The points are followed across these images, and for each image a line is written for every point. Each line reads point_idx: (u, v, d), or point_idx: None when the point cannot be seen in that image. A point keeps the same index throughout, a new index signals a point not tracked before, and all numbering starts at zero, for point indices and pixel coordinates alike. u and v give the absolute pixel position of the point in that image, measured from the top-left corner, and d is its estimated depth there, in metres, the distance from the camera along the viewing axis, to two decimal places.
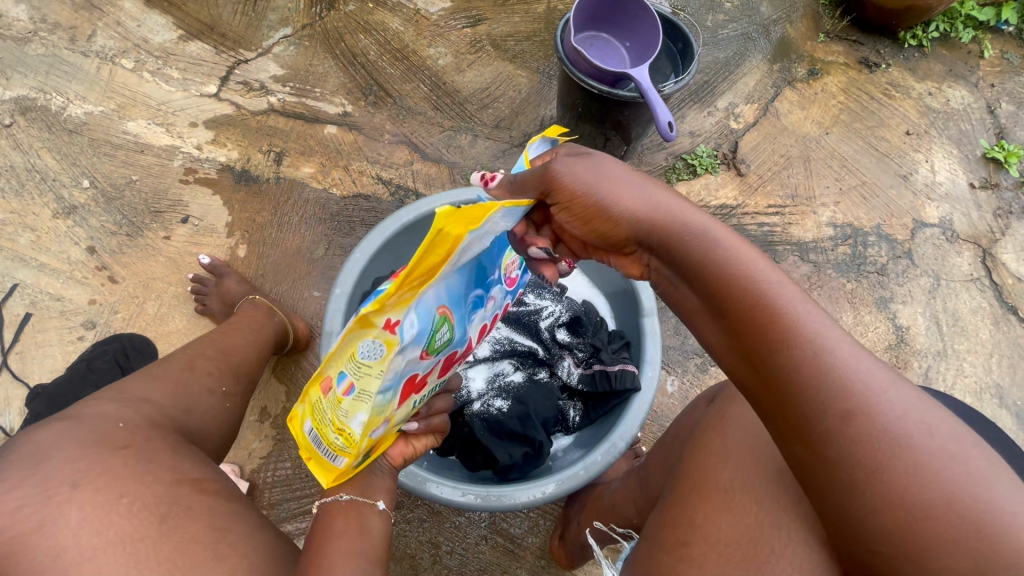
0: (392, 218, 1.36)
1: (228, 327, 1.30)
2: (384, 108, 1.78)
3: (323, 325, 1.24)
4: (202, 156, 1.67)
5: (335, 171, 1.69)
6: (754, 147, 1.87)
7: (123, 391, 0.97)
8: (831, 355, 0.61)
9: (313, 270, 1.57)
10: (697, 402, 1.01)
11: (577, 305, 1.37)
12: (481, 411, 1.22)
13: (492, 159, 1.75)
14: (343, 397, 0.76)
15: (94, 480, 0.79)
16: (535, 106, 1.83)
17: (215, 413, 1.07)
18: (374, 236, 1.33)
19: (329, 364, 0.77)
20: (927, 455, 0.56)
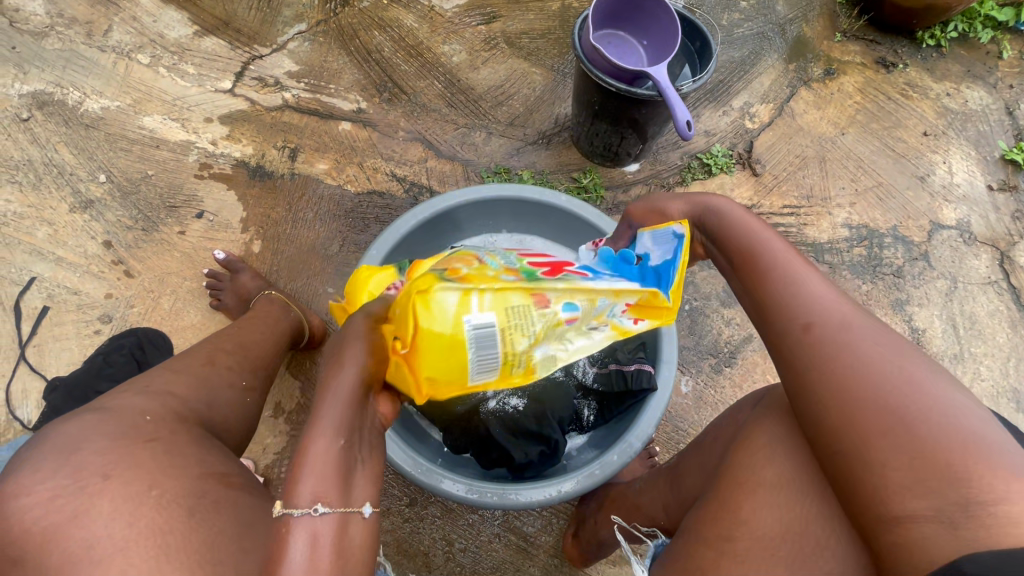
0: (408, 215, 1.36)
1: (244, 321, 1.30)
2: (398, 105, 1.78)
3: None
4: (217, 152, 1.68)
5: (349, 168, 1.69)
6: (769, 147, 1.85)
7: (146, 382, 0.97)
8: (806, 290, 0.76)
9: (328, 266, 1.57)
10: (740, 405, 0.96)
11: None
12: (496, 409, 1.19)
13: (506, 157, 1.75)
14: (562, 327, 0.88)
15: (125, 471, 0.79)
16: (550, 103, 1.82)
17: (237, 406, 1.07)
18: (389, 232, 1.33)
19: (554, 293, 0.87)
20: (892, 377, 0.66)
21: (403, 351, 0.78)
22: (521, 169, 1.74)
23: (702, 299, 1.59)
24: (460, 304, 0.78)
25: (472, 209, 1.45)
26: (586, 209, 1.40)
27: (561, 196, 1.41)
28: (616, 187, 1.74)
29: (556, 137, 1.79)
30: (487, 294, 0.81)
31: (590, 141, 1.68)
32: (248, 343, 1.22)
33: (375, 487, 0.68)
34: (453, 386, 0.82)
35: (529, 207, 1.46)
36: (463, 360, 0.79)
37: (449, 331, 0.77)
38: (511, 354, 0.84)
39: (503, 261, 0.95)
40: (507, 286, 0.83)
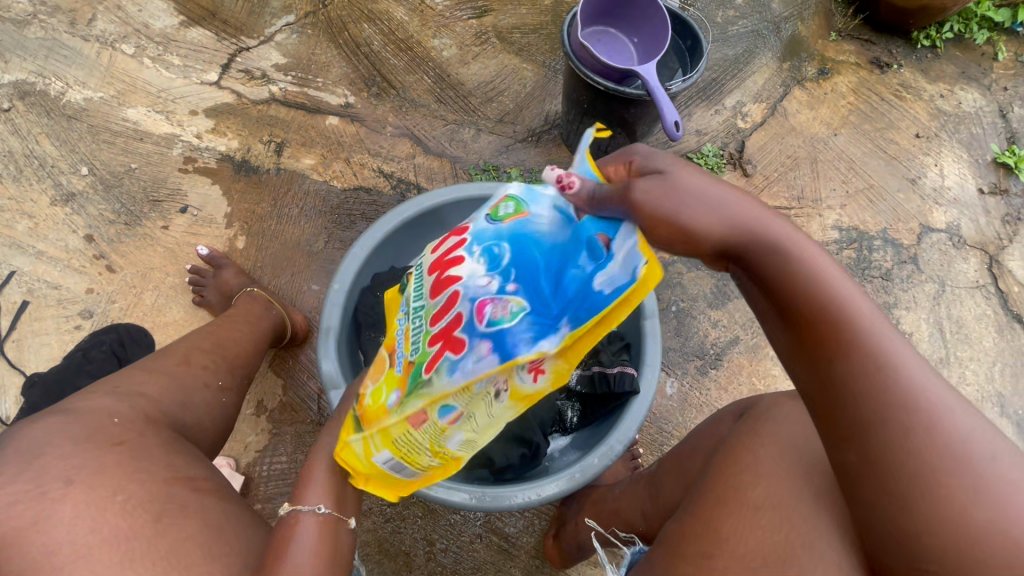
0: (394, 211, 1.34)
1: (225, 319, 1.29)
2: (387, 99, 1.76)
3: (321, 318, 1.22)
4: (202, 145, 1.65)
5: (336, 164, 1.67)
6: (761, 147, 1.84)
7: (118, 382, 0.96)
8: (831, 338, 0.61)
9: (312, 264, 1.55)
10: (719, 417, 0.96)
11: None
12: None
13: (495, 154, 1.73)
14: (450, 428, 0.81)
15: (90, 477, 0.78)
16: (540, 100, 1.80)
17: (213, 407, 1.07)
18: (375, 229, 1.31)
19: (421, 406, 0.80)
20: (932, 454, 0.55)
21: (364, 483, 0.93)
22: (509, 167, 1.72)
23: (689, 301, 1.59)
24: (362, 447, 0.88)
25: (460, 208, 1.43)
26: None
27: None
28: None
29: (546, 135, 1.77)
30: (369, 437, 0.86)
31: (578, 139, 1.67)
32: (227, 343, 1.21)
33: (347, 510, 0.92)
34: (404, 485, 0.92)
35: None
36: (393, 476, 0.90)
37: (372, 470, 0.89)
38: (415, 458, 0.85)
39: (416, 335, 0.84)
40: (378, 425, 0.84)
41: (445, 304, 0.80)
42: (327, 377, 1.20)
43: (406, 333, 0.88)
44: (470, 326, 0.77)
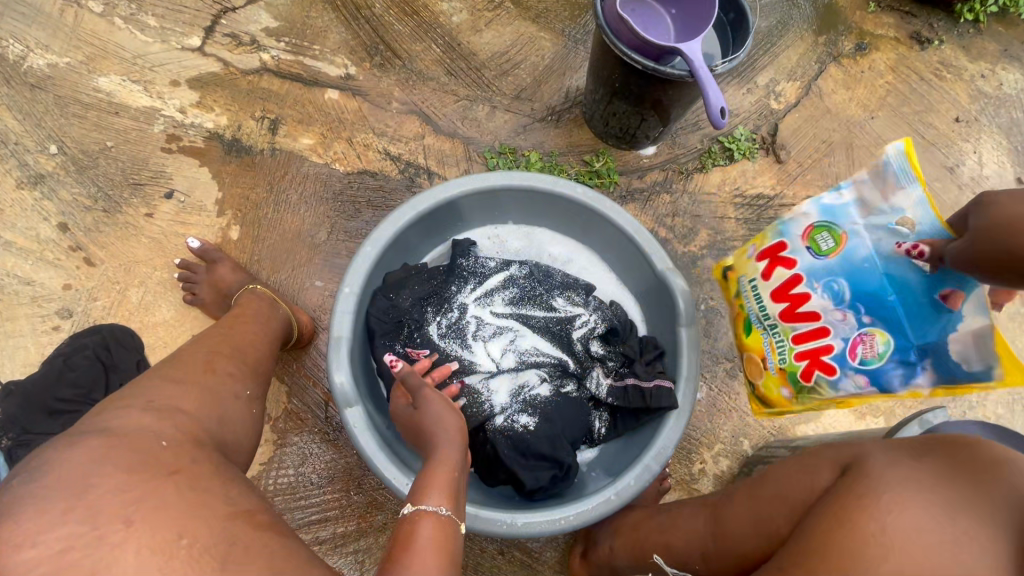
0: (407, 205, 1.21)
1: (231, 320, 1.14)
2: (391, 71, 1.59)
3: (330, 326, 1.11)
4: (186, 122, 1.49)
5: (337, 144, 1.52)
6: (795, 131, 1.72)
7: (148, 396, 0.77)
8: None
9: (314, 257, 1.42)
10: (816, 460, 0.87)
11: (608, 311, 1.25)
12: (504, 427, 1.12)
13: (512, 135, 1.58)
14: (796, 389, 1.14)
15: (151, 515, 0.58)
16: (560, 74, 1.64)
17: (243, 420, 0.89)
18: (387, 224, 1.19)
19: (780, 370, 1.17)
20: None
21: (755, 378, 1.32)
22: (527, 150, 1.58)
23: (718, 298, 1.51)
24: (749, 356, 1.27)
25: (479, 198, 1.30)
26: (603, 203, 1.26)
27: (577, 187, 1.26)
28: (630, 171, 1.59)
29: (567, 113, 1.62)
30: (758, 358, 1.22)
31: (605, 120, 1.52)
32: (245, 347, 1.05)
33: (459, 509, 0.83)
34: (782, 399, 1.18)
35: (543, 198, 1.31)
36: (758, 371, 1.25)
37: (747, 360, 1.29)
38: (755, 369, 1.24)
39: (778, 350, 1.15)
40: (754, 344, 1.23)
41: (811, 336, 1.08)
42: (340, 394, 1.08)
43: (770, 345, 1.18)
44: (841, 356, 1.04)
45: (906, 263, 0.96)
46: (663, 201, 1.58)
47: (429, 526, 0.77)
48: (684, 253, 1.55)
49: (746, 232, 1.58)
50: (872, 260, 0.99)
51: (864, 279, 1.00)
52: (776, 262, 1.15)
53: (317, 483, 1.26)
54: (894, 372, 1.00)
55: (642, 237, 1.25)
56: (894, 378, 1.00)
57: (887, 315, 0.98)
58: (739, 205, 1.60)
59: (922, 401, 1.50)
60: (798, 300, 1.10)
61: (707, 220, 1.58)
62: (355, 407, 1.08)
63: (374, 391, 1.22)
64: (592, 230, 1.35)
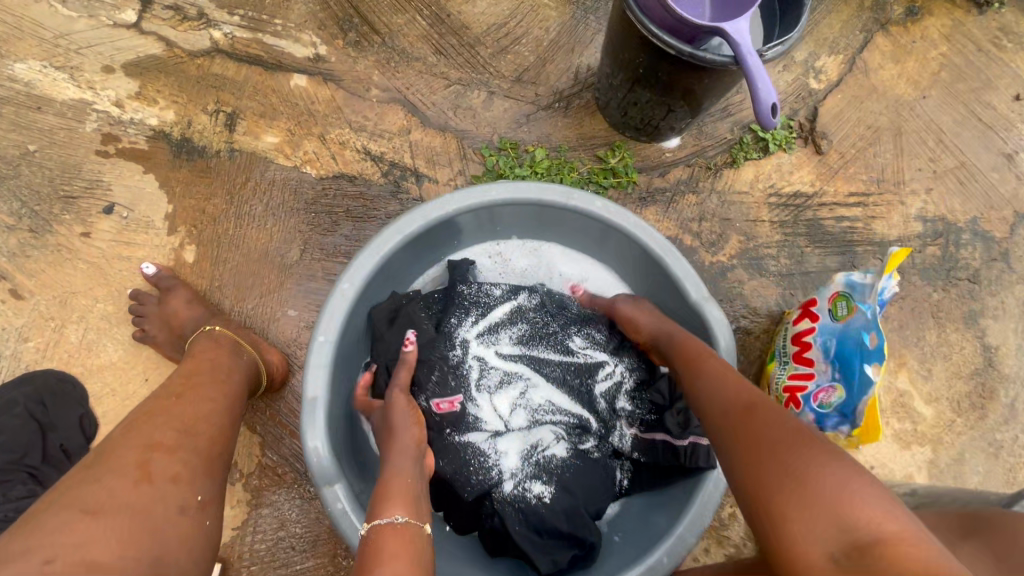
0: (391, 229, 1.01)
1: (181, 376, 0.94)
2: (368, 50, 1.34)
3: (302, 386, 0.93)
4: (124, 118, 1.25)
5: (307, 142, 1.28)
6: (836, 115, 1.49)
7: (49, 548, 0.61)
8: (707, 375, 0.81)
9: (286, 280, 1.22)
10: None
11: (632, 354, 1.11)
12: (514, 498, 0.99)
13: (512, 127, 1.35)
14: None
15: None
16: (568, 50, 1.40)
17: (189, 538, 0.72)
18: (367, 255, 0.99)
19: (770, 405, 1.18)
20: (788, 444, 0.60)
21: None
22: (532, 145, 1.35)
23: (751, 315, 1.34)
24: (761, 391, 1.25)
25: (479, 214, 1.09)
26: (628, 221, 1.05)
27: (596, 202, 1.05)
28: (650, 168, 1.38)
29: (577, 99, 1.39)
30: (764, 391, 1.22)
31: (623, 110, 1.29)
32: (198, 423, 0.85)
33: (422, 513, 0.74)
34: None
35: (553, 213, 1.10)
36: None
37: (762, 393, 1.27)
38: None
39: (776, 378, 1.16)
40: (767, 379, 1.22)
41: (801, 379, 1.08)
42: (318, 468, 0.91)
43: (775, 376, 1.17)
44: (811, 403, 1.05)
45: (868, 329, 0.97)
46: (687, 202, 1.37)
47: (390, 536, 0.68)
48: (712, 263, 1.36)
49: (781, 237, 1.39)
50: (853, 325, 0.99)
51: (845, 343, 1.00)
52: (807, 314, 1.11)
53: (300, 546, 1.11)
54: (832, 418, 1.02)
55: (673, 259, 1.05)
56: (831, 422, 1.02)
57: (848, 377, 0.98)
58: (773, 205, 1.40)
59: (969, 426, 1.35)
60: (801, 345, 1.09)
61: (738, 224, 1.38)
62: (337, 483, 0.91)
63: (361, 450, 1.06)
64: (612, 247, 1.15)
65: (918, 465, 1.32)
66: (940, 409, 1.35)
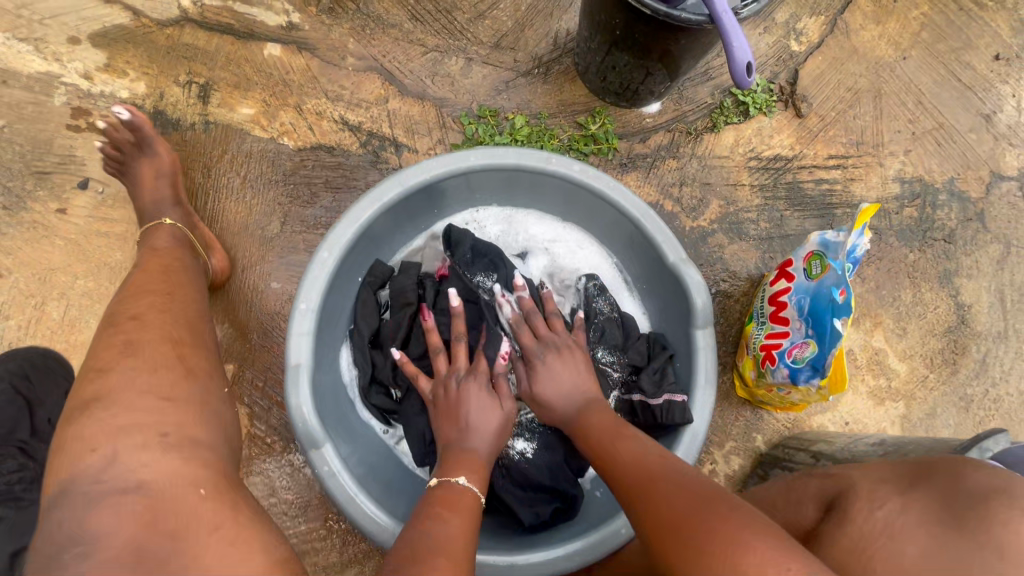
0: (368, 198, 1.01)
1: (139, 284, 0.94)
2: (343, 17, 1.32)
3: (285, 355, 0.94)
4: (94, 91, 1.22)
5: (283, 113, 1.27)
6: (817, 77, 1.49)
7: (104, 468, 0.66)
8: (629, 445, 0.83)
9: (268, 254, 1.22)
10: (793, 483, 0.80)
11: (610, 319, 1.16)
12: (499, 454, 1.03)
13: (491, 94, 1.34)
14: (762, 383, 1.16)
15: None
16: (546, 15, 1.37)
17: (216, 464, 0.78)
18: (346, 224, 1.00)
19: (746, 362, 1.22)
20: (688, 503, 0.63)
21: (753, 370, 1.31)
22: (511, 112, 1.34)
23: (731, 279, 1.36)
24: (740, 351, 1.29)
25: (457, 181, 1.09)
26: (606, 185, 1.06)
27: (574, 167, 1.06)
28: (631, 133, 1.37)
29: (556, 65, 1.37)
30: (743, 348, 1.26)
31: (602, 75, 1.28)
32: (178, 333, 0.87)
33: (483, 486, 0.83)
34: (747, 388, 1.24)
35: (532, 178, 1.11)
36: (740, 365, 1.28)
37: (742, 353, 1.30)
38: (738, 363, 1.27)
39: (753, 339, 1.20)
40: (746, 338, 1.26)
41: (775, 336, 1.11)
42: (305, 433, 0.92)
43: (753, 334, 1.21)
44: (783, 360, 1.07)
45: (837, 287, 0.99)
46: (669, 168, 1.37)
47: (457, 490, 0.79)
48: (693, 228, 1.37)
49: (761, 201, 1.40)
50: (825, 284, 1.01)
51: (817, 301, 1.01)
52: (783, 275, 1.14)
53: (294, 513, 1.13)
54: (805, 376, 1.03)
55: (652, 222, 1.06)
56: (803, 379, 1.03)
57: (820, 333, 1.00)
58: (754, 169, 1.41)
59: (940, 381, 1.39)
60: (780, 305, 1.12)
61: (719, 188, 1.39)
62: (324, 446, 0.93)
63: (346, 417, 1.08)
64: (592, 212, 1.16)
65: (892, 420, 1.37)
66: (914, 365, 1.39)
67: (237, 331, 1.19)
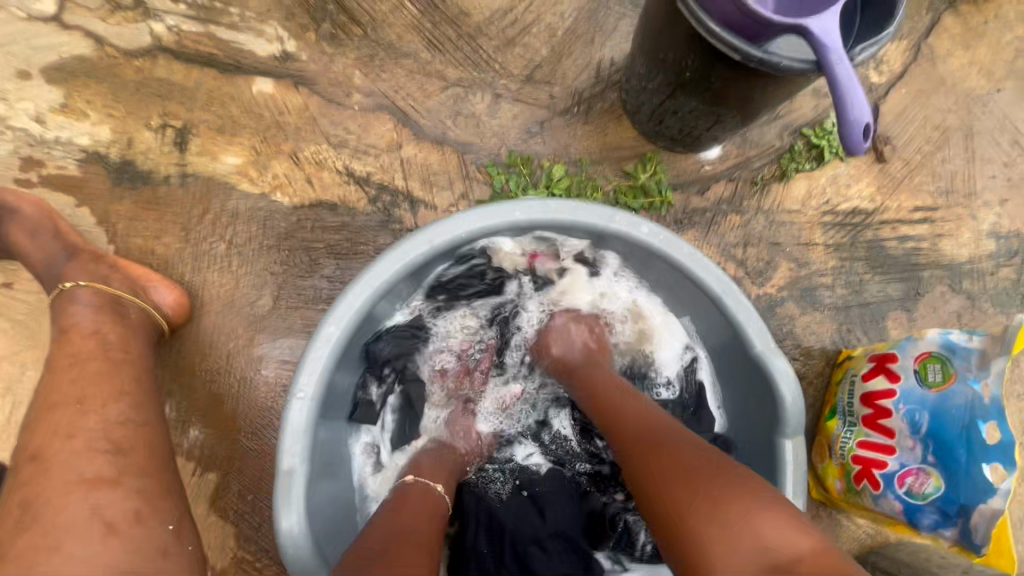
0: (392, 254, 0.81)
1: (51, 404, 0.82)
2: (347, 43, 1.10)
3: (277, 454, 0.76)
4: (49, 137, 1.03)
5: (276, 163, 1.07)
6: (900, 114, 1.28)
7: None
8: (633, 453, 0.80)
9: (257, 335, 1.02)
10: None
11: (673, 404, 0.99)
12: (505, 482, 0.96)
13: (524, 138, 1.12)
14: (854, 501, 0.95)
15: None
16: (587, 40, 1.15)
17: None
18: (362, 284, 0.79)
19: (826, 467, 1.00)
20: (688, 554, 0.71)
21: None
22: (547, 159, 1.13)
23: (804, 356, 1.16)
24: (814, 445, 1.07)
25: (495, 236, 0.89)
26: (681, 251, 0.85)
27: (644, 227, 0.85)
28: (687, 184, 1.16)
29: (598, 101, 1.15)
30: (819, 444, 1.04)
31: (657, 117, 1.07)
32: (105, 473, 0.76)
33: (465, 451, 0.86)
34: (829, 495, 1.03)
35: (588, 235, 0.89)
36: (814, 460, 1.06)
37: (812, 447, 1.08)
38: (814, 462, 1.06)
39: (840, 442, 0.95)
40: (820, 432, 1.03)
41: (875, 452, 0.89)
42: (295, 557, 0.74)
43: (833, 433, 0.98)
44: (895, 491, 0.87)
45: (983, 412, 0.81)
46: (730, 225, 1.17)
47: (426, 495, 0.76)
48: (758, 296, 1.17)
49: (837, 264, 1.20)
50: (966, 409, 0.82)
51: (944, 425, 0.83)
52: (881, 369, 0.91)
53: None
54: (928, 517, 0.85)
55: (736, 299, 0.86)
56: (925, 519, 0.85)
57: (951, 467, 0.82)
58: (828, 225, 1.20)
59: None
60: (878, 410, 0.90)
61: (789, 248, 1.18)
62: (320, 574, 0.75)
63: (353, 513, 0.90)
64: (657, 276, 0.95)
65: None
66: None
67: (221, 429, 1.00)
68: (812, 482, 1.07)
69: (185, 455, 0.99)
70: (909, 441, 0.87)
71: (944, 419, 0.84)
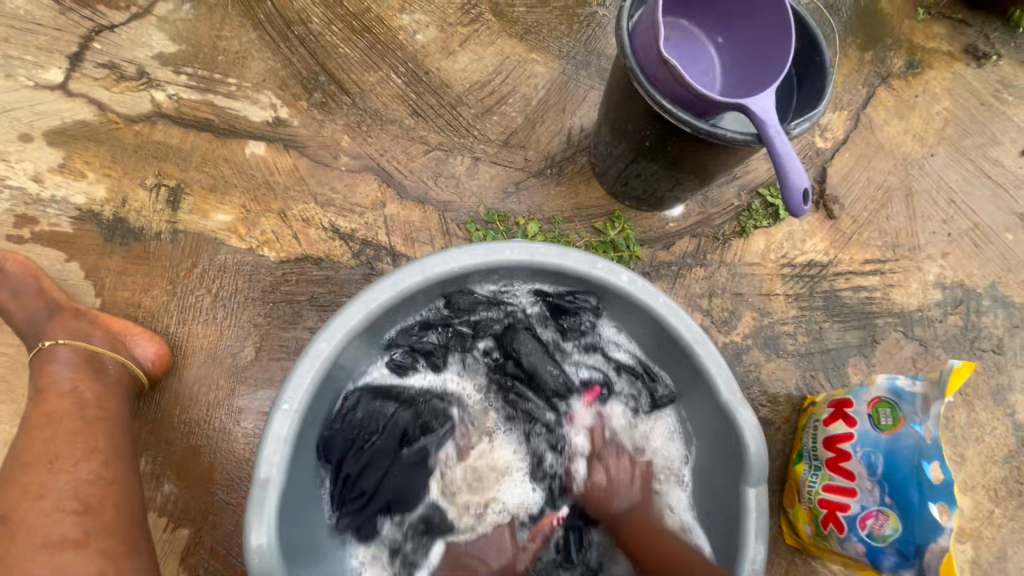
0: (385, 281, 0.86)
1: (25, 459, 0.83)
2: (336, 111, 1.19)
3: (255, 463, 0.77)
4: (45, 196, 1.08)
5: (264, 221, 1.12)
6: (846, 177, 1.39)
7: None
8: None
9: (238, 386, 1.04)
10: None
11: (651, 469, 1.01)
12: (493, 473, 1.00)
13: (500, 197, 1.20)
14: (820, 544, 0.98)
15: None
16: (558, 110, 1.26)
17: None
18: (355, 307, 0.84)
19: (793, 510, 1.03)
20: None
21: None
22: (522, 217, 1.20)
23: (771, 404, 1.21)
24: (783, 490, 1.10)
25: (483, 275, 0.95)
26: (654, 299, 0.91)
27: (621, 277, 0.91)
28: (654, 239, 1.24)
29: (570, 164, 1.24)
30: (789, 489, 1.08)
31: (622, 180, 1.16)
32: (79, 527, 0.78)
33: None
34: (800, 540, 1.06)
35: (571, 280, 0.95)
36: (784, 506, 1.09)
37: (783, 492, 1.11)
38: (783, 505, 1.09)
39: (807, 486, 0.99)
40: (790, 478, 1.07)
41: (838, 495, 0.93)
42: (262, 572, 0.75)
43: (801, 478, 1.02)
44: (857, 533, 0.90)
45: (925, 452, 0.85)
46: (695, 278, 1.24)
47: None
48: (725, 344, 1.23)
49: (797, 313, 1.27)
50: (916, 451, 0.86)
51: (896, 466, 0.87)
52: (840, 414, 0.97)
53: None
54: (889, 557, 0.87)
55: (706, 350, 0.91)
56: (887, 561, 0.88)
57: (905, 507, 0.85)
58: (787, 276, 1.28)
59: (1008, 516, 1.22)
60: (840, 454, 0.95)
61: (751, 299, 1.25)
62: None
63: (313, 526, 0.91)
64: (637, 326, 1.00)
65: (958, 564, 1.19)
66: (977, 498, 1.23)
67: (196, 483, 0.99)
68: (783, 527, 1.09)
69: (158, 510, 0.98)
70: (868, 483, 0.90)
71: (898, 462, 0.87)
